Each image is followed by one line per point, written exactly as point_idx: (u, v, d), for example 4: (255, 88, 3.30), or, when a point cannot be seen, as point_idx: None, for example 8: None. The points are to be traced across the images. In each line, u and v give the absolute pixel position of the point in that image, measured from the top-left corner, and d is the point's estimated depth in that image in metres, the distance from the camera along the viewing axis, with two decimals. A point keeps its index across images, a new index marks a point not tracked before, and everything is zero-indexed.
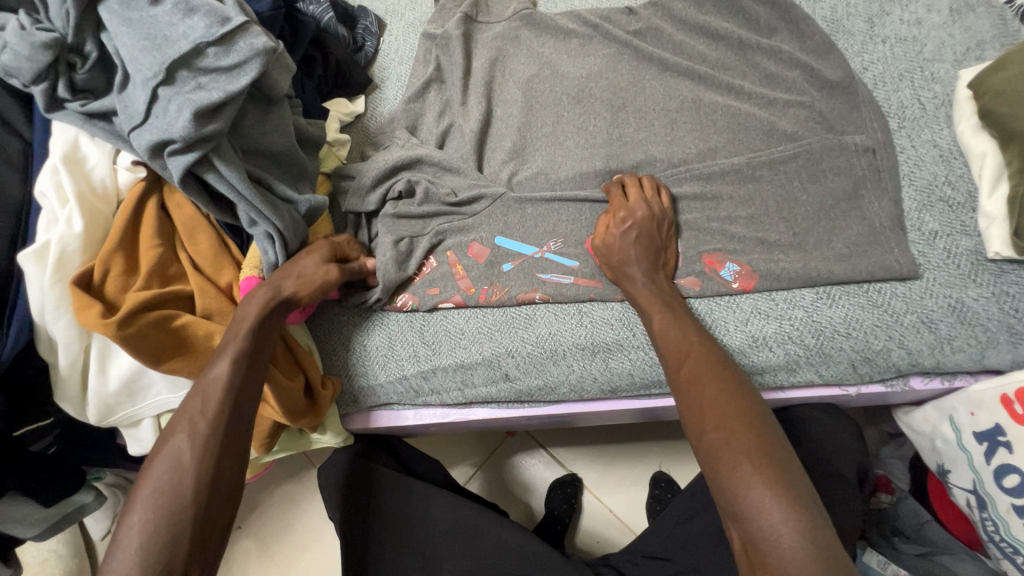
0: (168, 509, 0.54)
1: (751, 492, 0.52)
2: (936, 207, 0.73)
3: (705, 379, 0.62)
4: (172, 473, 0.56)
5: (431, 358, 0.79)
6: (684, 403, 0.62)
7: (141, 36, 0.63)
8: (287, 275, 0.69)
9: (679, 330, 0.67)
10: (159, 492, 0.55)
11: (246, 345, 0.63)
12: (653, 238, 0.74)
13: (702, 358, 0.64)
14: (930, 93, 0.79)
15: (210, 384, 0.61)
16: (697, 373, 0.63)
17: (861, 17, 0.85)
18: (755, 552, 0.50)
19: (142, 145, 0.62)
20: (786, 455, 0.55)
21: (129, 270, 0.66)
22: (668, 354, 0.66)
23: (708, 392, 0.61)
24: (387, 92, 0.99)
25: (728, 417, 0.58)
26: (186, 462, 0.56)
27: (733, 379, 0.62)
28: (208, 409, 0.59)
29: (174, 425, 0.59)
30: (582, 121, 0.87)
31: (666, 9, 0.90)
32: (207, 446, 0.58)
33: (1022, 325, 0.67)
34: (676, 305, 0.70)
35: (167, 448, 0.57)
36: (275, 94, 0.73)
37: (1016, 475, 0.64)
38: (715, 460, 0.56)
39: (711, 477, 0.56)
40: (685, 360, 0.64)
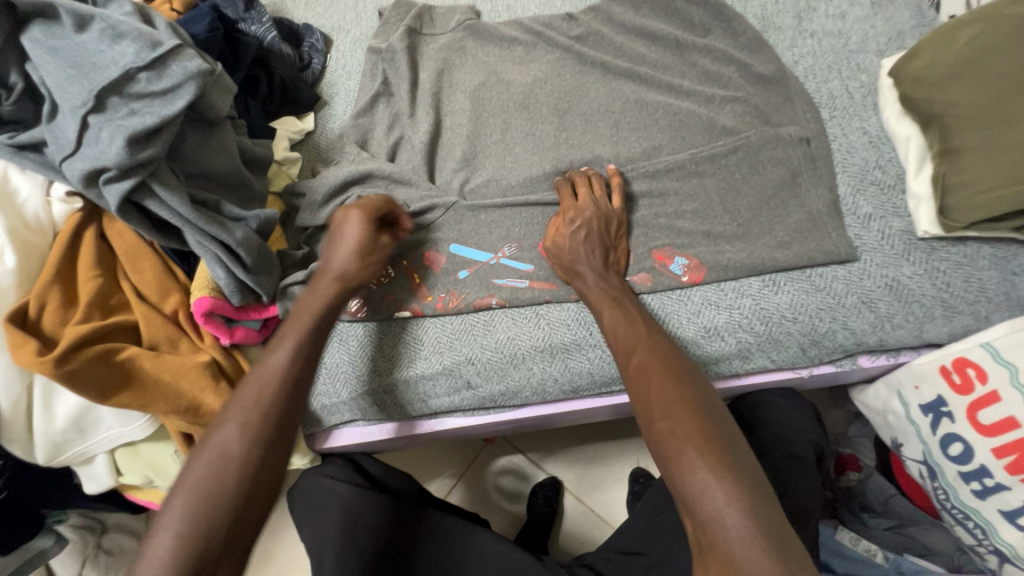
0: (210, 502, 0.52)
1: (697, 475, 0.53)
2: (869, 191, 0.76)
3: (652, 372, 0.62)
4: (220, 462, 0.54)
5: (392, 372, 0.78)
6: (635, 398, 0.62)
7: (67, 64, 0.62)
8: (343, 266, 0.71)
9: (628, 325, 0.68)
10: (202, 483, 0.53)
11: (307, 340, 0.64)
12: (602, 238, 0.75)
13: (649, 351, 0.65)
14: (857, 83, 0.82)
15: (267, 371, 0.61)
16: (645, 366, 0.63)
17: (790, 14, 0.88)
18: (705, 535, 0.51)
19: (75, 174, 0.61)
20: (729, 437, 0.56)
21: (68, 303, 0.65)
22: (616, 351, 0.67)
23: (657, 384, 0.61)
24: (336, 108, 0.99)
25: (676, 404, 0.59)
26: (234, 452, 0.55)
27: (679, 368, 0.63)
28: (262, 401, 0.58)
29: (226, 414, 0.58)
30: (530, 126, 0.88)
31: (605, 14, 0.93)
32: (258, 437, 0.57)
33: (955, 299, 0.69)
34: (622, 300, 0.71)
35: (217, 437, 0.56)
36: (214, 116, 0.72)
37: (961, 443, 0.67)
38: (666, 449, 0.56)
39: (665, 466, 0.56)
40: (633, 354, 0.65)
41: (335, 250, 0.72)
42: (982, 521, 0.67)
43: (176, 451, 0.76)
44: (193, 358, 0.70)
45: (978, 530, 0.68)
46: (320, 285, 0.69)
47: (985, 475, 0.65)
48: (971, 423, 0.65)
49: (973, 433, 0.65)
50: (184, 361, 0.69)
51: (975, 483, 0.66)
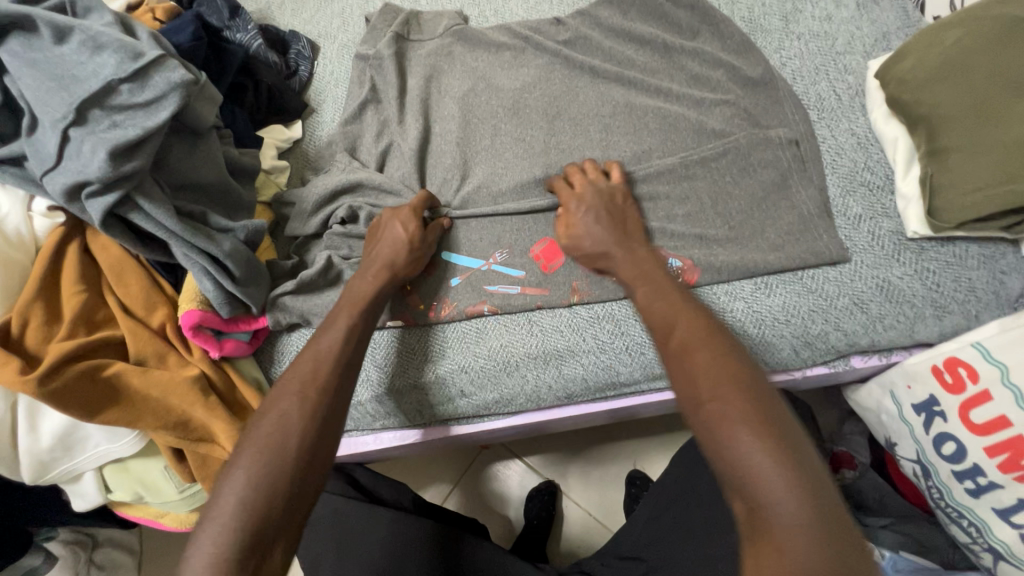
0: (270, 470, 0.53)
1: (750, 454, 0.48)
2: (858, 192, 0.76)
3: (697, 346, 0.57)
4: (280, 431, 0.56)
5: (384, 381, 0.78)
6: (676, 374, 0.57)
7: (47, 77, 0.60)
8: (392, 255, 0.74)
9: (663, 300, 0.64)
10: (264, 450, 0.54)
11: (358, 322, 0.68)
12: (612, 213, 0.74)
13: (693, 326, 0.60)
14: (844, 84, 0.82)
15: (323, 350, 0.63)
16: (688, 341, 0.59)
17: (777, 16, 0.89)
18: (757, 523, 0.46)
19: (56, 189, 0.60)
20: (785, 420, 0.51)
21: (52, 320, 0.64)
22: (654, 327, 0.62)
23: (702, 359, 0.56)
24: (324, 115, 0.98)
25: (725, 382, 0.53)
26: (293, 424, 0.56)
27: (725, 343, 0.58)
28: (318, 379, 0.60)
29: (285, 387, 0.59)
30: (520, 132, 0.88)
31: (593, 18, 0.92)
32: (315, 412, 0.58)
33: (945, 299, 0.70)
34: (658, 276, 0.67)
35: (278, 408, 0.57)
36: (199, 127, 0.71)
37: (954, 442, 0.67)
38: (715, 428, 0.51)
39: (712, 447, 0.51)
40: (674, 328, 0.60)
41: (384, 241, 0.75)
42: (977, 519, 0.67)
43: (166, 466, 0.75)
44: (181, 373, 0.69)
45: (973, 528, 0.68)
46: (371, 271, 0.73)
47: (978, 474, 0.65)
48: (963, 422, 0.66)
49: (966, 433, 0.66)
50: (172, 376, 0.67)
51: (969, 481, 0.66)
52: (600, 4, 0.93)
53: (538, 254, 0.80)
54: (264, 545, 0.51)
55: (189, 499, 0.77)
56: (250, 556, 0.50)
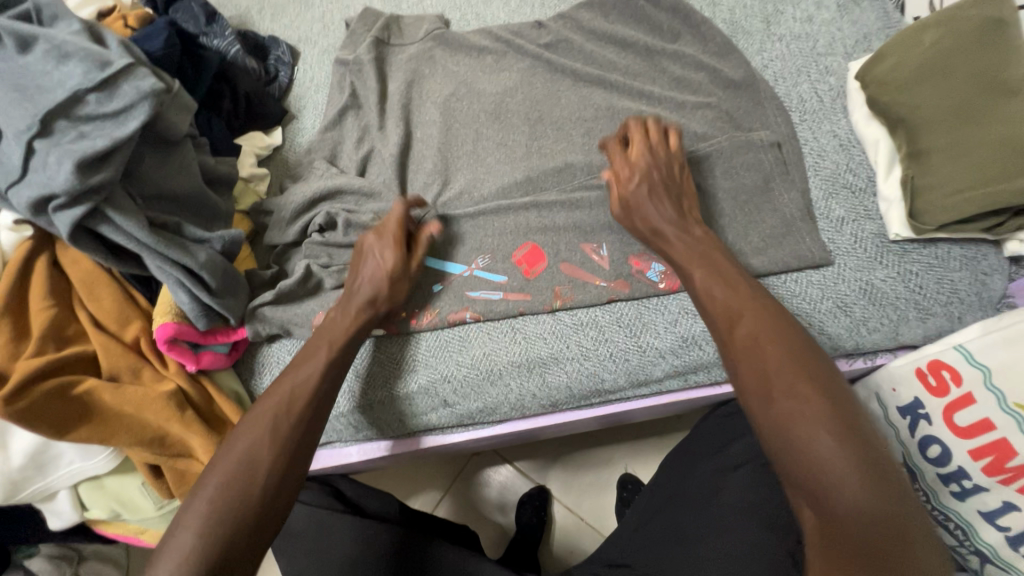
0: (238, 493, 0.55)
1: (821, 454, 0.48)
2: (841, 194, 0.76)
3: (767, 342, 0.57)
4: (251, 457, 0.57)
5: (366, 392, 0.77)
6: (742, 373, 0.57)
7: (11, 88, 0.59)
8: (369, 288, 0.71)
9: (728, 290, 0.63)
10: (232, 473, 0.56)
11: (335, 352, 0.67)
12: (668, 185, 0.73)
13: (759, 319, 0.59)
14: (826, 86, 0.82)
15: (303, 374, 0.65)
16: (755, 335, 0.58)
17: (758, 17, 0.88)
18: (828, 521, 0.47)
19: (21, 202, 0.58)
20: (860, 419, 0.51)
21: (21, 336, 0.63)
22: (717, 322, 0.62)
23: (771, 356, 0.56)
24: (305, 122, 0.97)
25: (796, 379, 0.53)
26: (263, 449, 0.58)
27: (795, 340, 0.57)
28: (291, 405, 0.62)
29: (260, 411, 0.61)
30: (502, 136, 0.87)
31: (575, 21, 0.92)
32: (285, 436, 0.60)
33: (927, 301, 0.69)
34: (720, 265, 0.66)
35: (251, 432, 0.59)
36: (172, 136, 0.70)
37: (939, 445, 0.67)
38: (786, 429, 0.51)
39: (780, 447, 0.51)
40: (740, 323, 0.60)
41: (366, 268, 0.73)
42: (964, 520, 0.67)
43: (145, 483, 0.73)
44: (157, 388, 0.67)
45: (959, 530, 0.68)
46: (350, 307, 0.71)
47: (963, 477, 0.65)
48: (947, 425, 0.65)
49: (951, 435, 0.65)
50: (146, 392, 0.66)
51: (955, 484, 0.66)
52: (582, 8, 0.92)
53: (520, 259, 0.79)
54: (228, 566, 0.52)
55: (168, 516, 0.76)
56: None
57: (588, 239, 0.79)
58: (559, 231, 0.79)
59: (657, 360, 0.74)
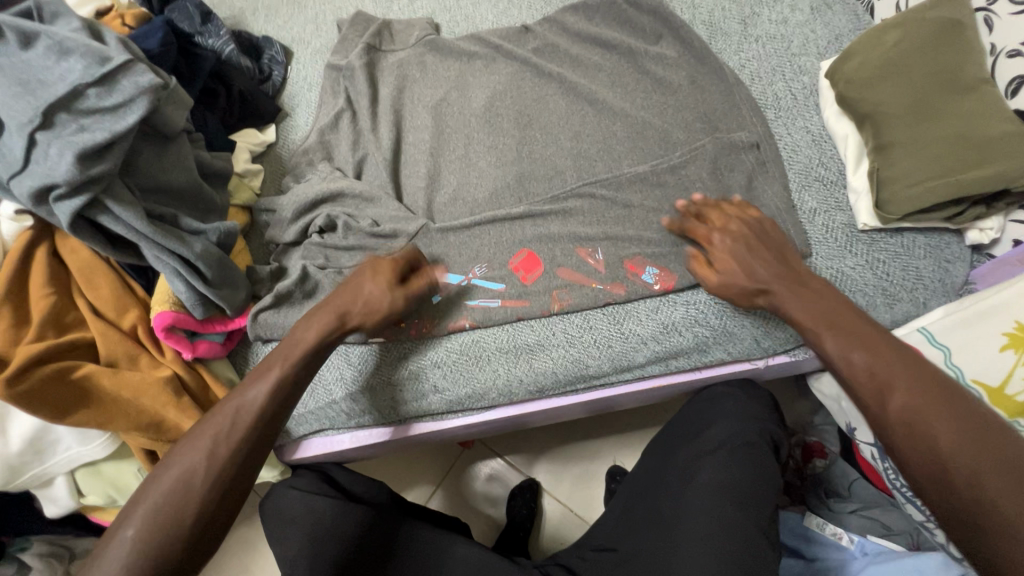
0: (172, 519, 0.54)
1: (1013, 543, 0.45)
2: (813, 187, 0.79)
3: (933, 419, 0.52)
4: (189, 468, 0.56)
5: (358, 380, 0.80)
6: (902, 449, 0.53)
7: (13, 82, 0.61)
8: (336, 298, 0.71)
9: (862, 346, 0.58)
10: (168, 498, 0.55)
11: (289, 376, 0.64)
12: (758, 243, 0.70)
13: (915, 387, 0.54)
14: (799, 84, 0.86)
15: (252, 392, 0.62)
16: (913, 408, 0.53)
17: (736, 20, 0.92)
18: None
19: (24, 192, 0.60)
20: None
21: (20, 323, 0.64)
22: (859, 392, 0.57)
23: (933, 430, 0.51)
24: (298, 119, 1.00)
25: (986, 470, 0.48)
26: (200, 475, 0.56)
27: (970, 417, 0.52)
28: (238, 427, 0.59)
29: (206, 424, 0.59)
30: (492, 140, 0.90)
31: (560, 24, 0.95)
32: (226, 460, 0.57)
33: (895, 287, 0.73)
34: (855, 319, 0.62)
35: (194, 444, 0.57)
36: (170, 130, 0.72)
37: None
38: (966, 513, 0.47)
39: (963, 529, 0.48)
40: (889, 389, 0.55)
41: (348, 291, 0.71)
42: None
43: (140, 468, 0.75)
44: (154, 374, 0.69)
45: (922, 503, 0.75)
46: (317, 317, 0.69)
47: None
48: None
49: None
50: (144, 377, 0.68)
51: None
52: (566, 11, 0.96)
53: (517, 265, 0.82)
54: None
55: None
56: None
57: (584, 245, 0.81)
58: (556, 237, 0.82)
59: (639, 347, 0.77)
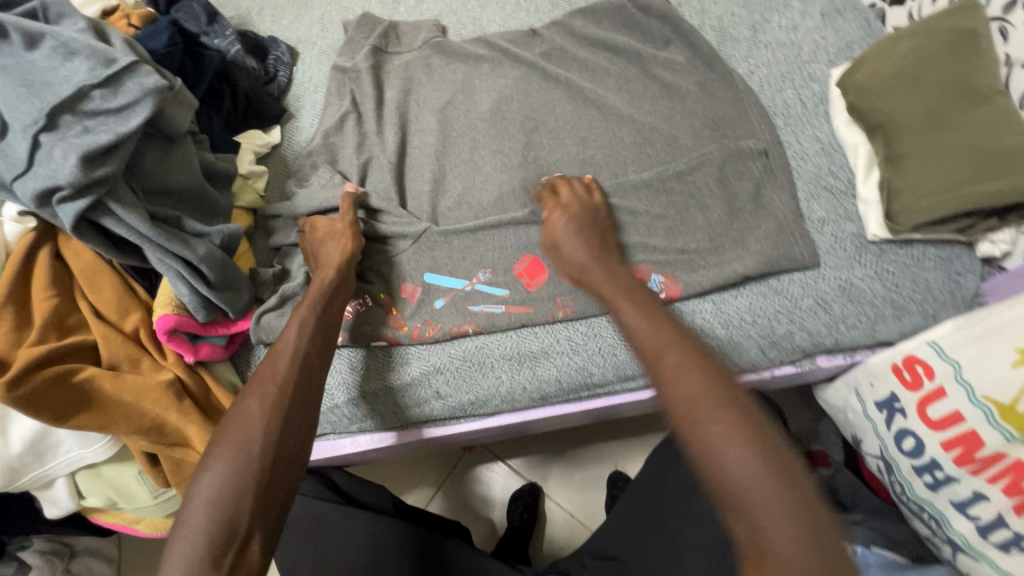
0: (237, 472, 0.53)
1: (768, 532, 0.43)
2: (822, 196, 0.78)
3: (695, 385, 0.52)
4: (245, 428, 0.56)
5: (361, 385, 0.79)
6: (670, 412, 0.53)
7: (18, 83, 0.61)
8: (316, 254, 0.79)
9: (647, 319, 0.62)
10: (227, 456, 0.54)
11: (310, 317, 0.69)
12: (591, 226, 0.76)
13: (690, 358, 0.55)
14: (809, 92, 0.85)
15: (281, 349, 0.64)
16: (682, 377, 0.53)
17: (745, 25, 0.91)
18: None
19: (27, 194, 0.60)
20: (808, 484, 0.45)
21: (22, 325, 0.64)
22: (642, 352, 0.59)
23: (705, 424, 0.49)
24: (303, 121, 0.99)
25: (735, 432, 0.48)
26: (258, 424, 0.56)
27: (729, 382, 0.52)
28: (279, 377, 0.61)
29: (246, 391, 0.60)
30: (498, 144, 0.89)
31: (568, 28, 0.95)
32: (277, 405, 0.59)
33: (904, 300, 0.72)
34: (662, 322, 0.61)
35: (240, 410, 0.58)
36: (175, 132, 0.72)
37: (913, 437, 0.69)
38: (736, 501, 0.45)
39: (734, 516, 0.45)
40: (665, 358, 0.56)
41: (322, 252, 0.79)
42: (937, 511, 0.69)
43: (141, 471, 0.75)
44: (156, 377, 0.69)
45: (931, 519, 0.70)
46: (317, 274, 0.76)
47: (936, 468, 0.67)
48: (922, 419, 0.68)
49: (925, 428, 0.67)
50: (146, 380, 0.68)
51: (927, 475, 0.68)
52: (574, 15, 0.95)
53: (521, 271, 0.81)
54: (237, 546, 0.50)
55: (163, 505, 0.77)
56: (227, 549, 0.49)
57: None
58: None
59: None
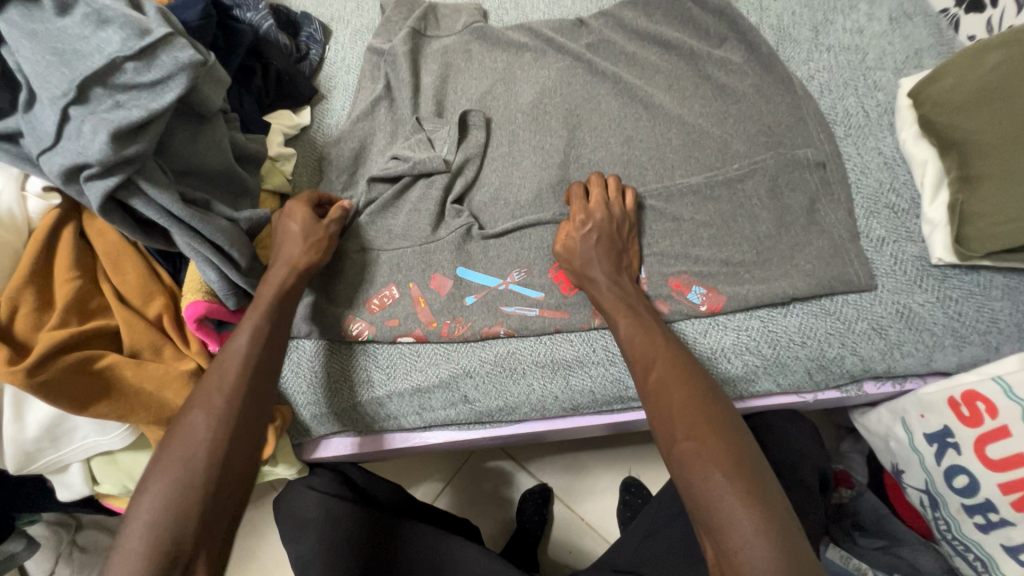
0: (176, 505, 0.52)
1: (720, 504, 0.54)
2: (882, 213, 0.74)
3: (673, 385, 0.62)
4: (189, 449, 0.55)
5: (387, 383, 0.76)
6: (655, 410, 0.62)
7: (47, 51, 0.57)
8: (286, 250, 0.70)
9: (645, 336, 0.67)
10: (171, 479, 0.53)
11: (264, 322, 0.65)
12: (614, 240, 0.73)
13: (670, 366, 0.64)
14: (873, 101, 0.80)
15: (231, 357, 0.62)
16: (665, 379, 0.63)
17: (807, 26, 0.86)
18: (726, 560, 0.52)
19: (54, 170, 0.56)
20: (757, 463, 0.57)
21: (43, 307, 0.61)
22: (633, 361, 0.66)
23: (690, 450, 0.58)
24: (334, 103, 0.95)
25: (698, 424, 0.59)
26: (201, 447, 0.56)
27: (699, 385, 0.63)
28: (227, 385, 0.59)
29: (192, 402, 0.59)
30: (538, 139, 0.85)
31: (617, 19, 0.90)
32: (223, 423, 0.57)
33: (966, 329, 0.69)
34: (678, 371, 0.64)
35: (185, 425, 0.57)
36: (207, 110, 0.68)
37: (967, 475, 0.66)
38: (707, 515, 0.54)
39: (703, 527, 0.55)
40: (653, 366, 0.65)
41: (284, 242, 0.71)
42: (984, 554, 0.66)
43: None
44: (178, 366, 0.66)
45: (978, 563, 0.67)
46: (271, 273, 0.69)
47: (990, 509, 0.64)
48: (979, 457, 0.64)
49: (980, 467, 0.64)
50: (168, 369, 0.65)
51: (979, 516, 0.65)
52: (624, 6, 0.90)
53: (557, 275, 0.78)
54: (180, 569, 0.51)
55: None
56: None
57: None
58: None
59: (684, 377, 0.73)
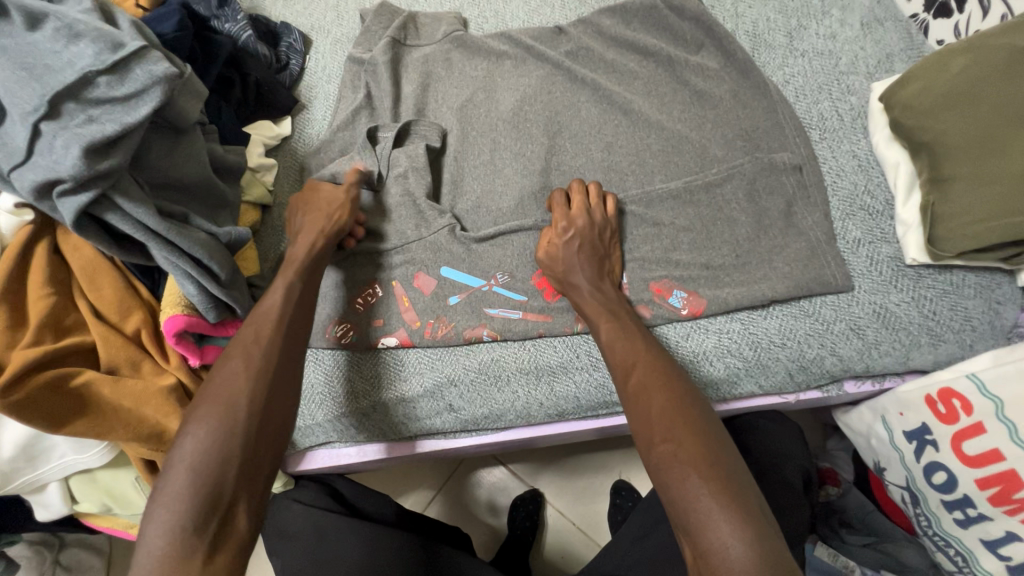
0: (219, 448, 0.54)
1: (698, 506, 0.54)
2: (858, 216, 0.76)
3: (655, 389, 0.63)
4: (227, 396, 0.57)
5: (370, 394, 0.76)
6: (635, 413, 0.63)
7: (17, 66, 0.56)
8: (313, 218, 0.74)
9: (627, 339, 0.68)
10: (212, 423, 0.55)
11: (296, 283, 0.68)
12: (595, 246, 0.73)
13: (650, 370, 0.65)
14: (847, 105, 0.82)
15: (265, 313, 0.64)
16: (646, 382, 0.64)
17: (781, 32, 0.88)
18: (703, 562, 0.52)
19: (25, 186, 0.56)
20: (735, 466, 0.57)
21: (17, 324, 0.60)
22: (615, 365, 0.67)
23: (669, 453, 0.58)
24: (315, 113, 0.95)
25: (678, 426, 0.59)
26: (240, 393, 0.57)
27: (678, 389, 0.63)
28: (262, 338, 0.62)
29: (229, 353, 0.60)
30: (519, 146, 0.85)
31: (595, 27, 0.91)
32: (260, 374, 0.59)
33: (941, 327, 0.70)
34: (659, 375, 0.64)
35: (224, 374, 0.58)
36: (184, 122, 0.68)
37: (945, 472, 0.67)
38: (685, 517, 0.54)
39: (682, 529, 0.55)
40: (633, 369, 0.65)
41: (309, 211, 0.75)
42: (964, 548, 0.67)
43: (138, 478, 0.72)
44: (156, 382, 0.65)
45: (959, 557, 0.69)
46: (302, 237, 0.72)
47: (968, 505, 0.65)
48: (956, 454, 0.65)
49: (958, 464, 0.65)
50: (146, 385, 0.64)
51: (958, 512, 0.66)
52: (602, 13, 0.91)
53: (541, 281, 0.78)
54: (224, 510, 0.52)
55: None
56: (209, 518, 0.51)
57: None
58: None
59: None
